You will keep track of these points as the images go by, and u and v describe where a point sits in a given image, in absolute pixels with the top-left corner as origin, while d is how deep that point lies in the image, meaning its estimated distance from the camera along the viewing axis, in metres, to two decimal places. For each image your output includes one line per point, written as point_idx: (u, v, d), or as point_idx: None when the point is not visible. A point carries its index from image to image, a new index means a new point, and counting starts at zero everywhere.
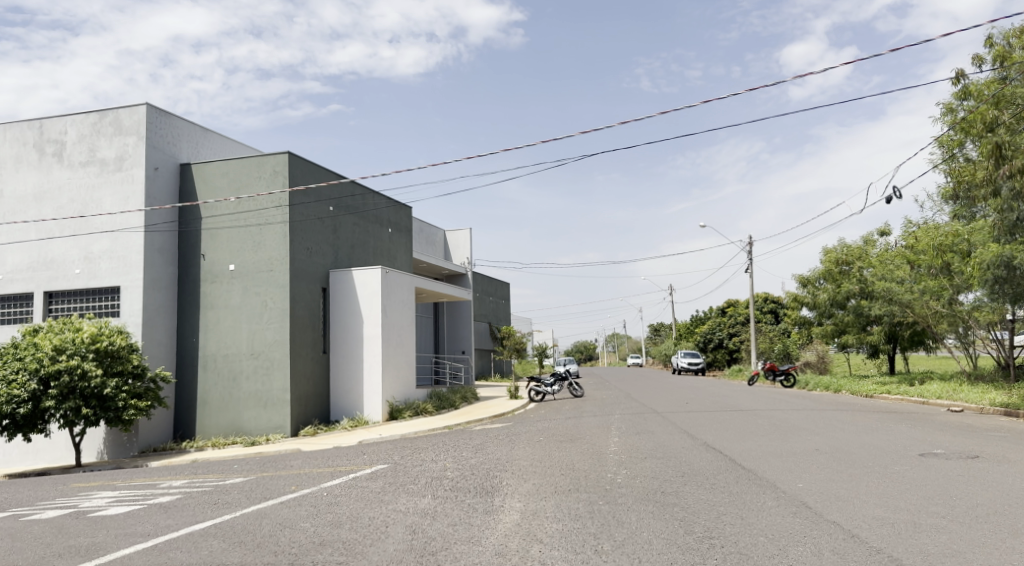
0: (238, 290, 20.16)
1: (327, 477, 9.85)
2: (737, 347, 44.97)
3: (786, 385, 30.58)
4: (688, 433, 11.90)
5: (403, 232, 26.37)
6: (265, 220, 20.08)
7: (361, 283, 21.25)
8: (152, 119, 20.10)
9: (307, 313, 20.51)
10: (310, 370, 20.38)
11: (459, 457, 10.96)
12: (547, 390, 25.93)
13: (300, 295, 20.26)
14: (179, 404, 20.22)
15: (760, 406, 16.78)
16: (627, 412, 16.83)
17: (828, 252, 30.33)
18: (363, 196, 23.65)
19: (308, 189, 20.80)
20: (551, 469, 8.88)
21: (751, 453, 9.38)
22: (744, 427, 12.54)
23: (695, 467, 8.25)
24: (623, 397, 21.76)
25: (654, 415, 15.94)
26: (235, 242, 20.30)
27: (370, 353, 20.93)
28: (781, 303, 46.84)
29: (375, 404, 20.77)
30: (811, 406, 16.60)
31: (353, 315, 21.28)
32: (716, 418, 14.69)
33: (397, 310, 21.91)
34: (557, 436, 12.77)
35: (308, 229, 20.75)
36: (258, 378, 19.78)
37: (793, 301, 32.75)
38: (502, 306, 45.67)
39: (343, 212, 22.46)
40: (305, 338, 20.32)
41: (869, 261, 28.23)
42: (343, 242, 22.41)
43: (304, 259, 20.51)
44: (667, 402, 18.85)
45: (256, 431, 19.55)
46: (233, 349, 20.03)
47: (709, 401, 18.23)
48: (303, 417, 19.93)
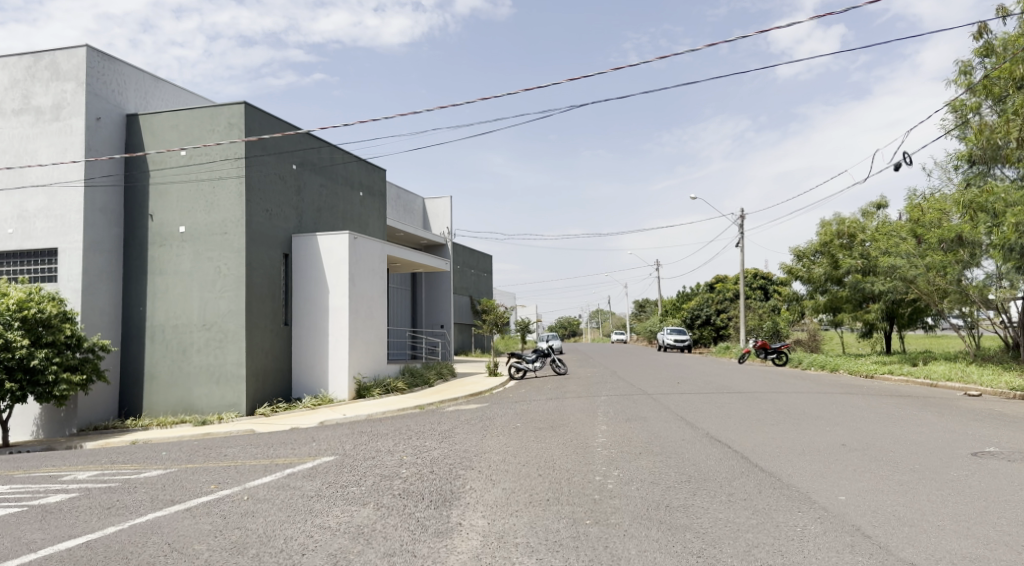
0: (189, 254, 18.39)
1: (258, 473, 8.22)
2: (725, 324, 43.61)
3: (778, 364, 29.22)
4: (686, 421, 10.36)
5: (376, 196, 24.60)
6: (219, 178, 18.24)
7: (327, 249, 19.50)
8: (93, 63, 18.10)
9: (266, 281, 18.76)
10: (269, 343, 18.69)
11: (420, 447, 9.36)
12: (529, 367, 24.39)
13: (258, 261, 18.50)
14: (124, 379, 18.50)
15: (761, 388, 15.33)
16: (614, 393, 15.32)
17: (825, 225, 28.88)
18: (331, 156, 21.83)
19: (268, 144, 18.96)
20: (526, 468, 7.31)
21: (766, 448, 7.86)
22: (749, 414, 11.03)
23: (703, 468, 6.72)
24: (610, 376, 20.24)
25: (644, 397, 14.41)
26: (186, 202, 18.48)
27: (336, 325, 19.25)
28: (770, 279, 45.55)
29: (341, 382, 19.12)
30: (816, 389, 15.14)
31: (317, 284, 19.54)
32: (715, 402, 13.19)
33: (366, 279, 20.21)
34: (535, 421, 11.21)
35: (267, 188, 18.94)
36: (210, 352, 18.07)
37: (786, 277, 31.35)
38: (484, 279, 44.03)
39: (307, 172, 20.64)
40: (263, 308, 18.61)
41: (870, 235, 26.82)
42: (308, 205, 20.63)
43: (263, 221, 18.74)
44: (657, 382, 17.35)
45: (208, 410, 17.90)
46: (184, 320, 18.30)
47: (704, 382, 16.74)
48: (261, 395, 18.27)
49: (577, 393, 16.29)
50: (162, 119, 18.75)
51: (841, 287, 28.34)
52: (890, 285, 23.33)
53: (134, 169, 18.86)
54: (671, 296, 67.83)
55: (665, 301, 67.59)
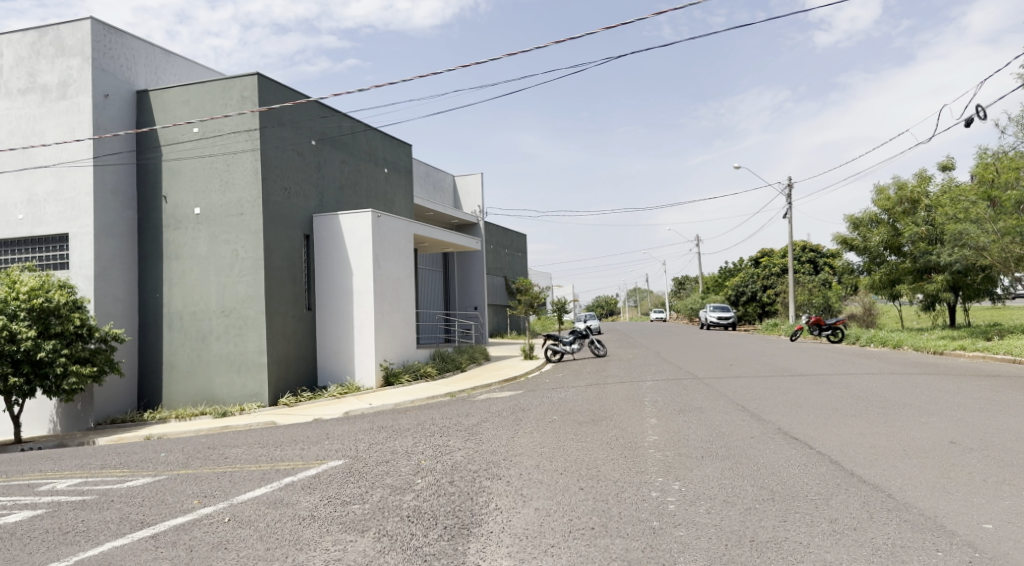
0: (205, 237, 17.39)
1: (253, 484, 7.08)
2: (772, 300, 41.69)
3: (832, 341, 27.45)
4: (748, 412, 8.97)
5: (402, 172, 23.40)
6: (233, 155, 17.18)
7: (350, 228, 18.35)
8: (99, 36, 17.10)
9: (286, 264, 17.69)
10: (291, 329, 17.65)
11: (443, 446, 8.13)
12: (567, 349, 23.07)
13: (276, 243, 17.42)
14: (143, 369, 17.65)
15: (825, 369, 13.82)
16: (661, 378, 13.94)
17: (882, 190, 27.08)
18: (353, 130, 20.66)
19: (283, 118, 17.83)
20: (564, 477, 6.02)
21: (857, 449, 6.47)
22: (820, 402, 9.61)
23: (788, 482, 5.39)
24: (655, 358, 18.86)
25: (695, 382, 13.02)
26: (200, 181, 17.46)
27: (361, 309, 18.13)
28: (820, 251, 43.57)
29: (368, 369, 18.02)
30: (888, 370, 13.61)
31: (340, 266, 18.42)
32: (778, 386, 11.75)
33: (392, 260, 19.03)
34: (574, 414, 9.90)
35: (285, 164, 17.84)
36: (229, 340, 17.08)
37: (842, 248, 29.52)
38: (519, 259, 42.73)
39: (327, 147, 19.50)
40: (284, 292, 17.55)
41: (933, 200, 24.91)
42: (329, 182, 19.49)
43: (282, 200, 17.65)
44: (706, 364, 15.94)
45: (228, 400, 16.94)
46: (202, 306, 17.34)
47: (759, 363, 15.28)
48: (284, 383, 17.25)
49: (621, 377, 14.97)
50: (174, 94, 17.71)
51: (902, 258, 26.60)
52: (959, 253, 21.45)
53: (146, 147, 17.89)
54: (712, 273, 65.87)
55: (705, 279, 65.71)
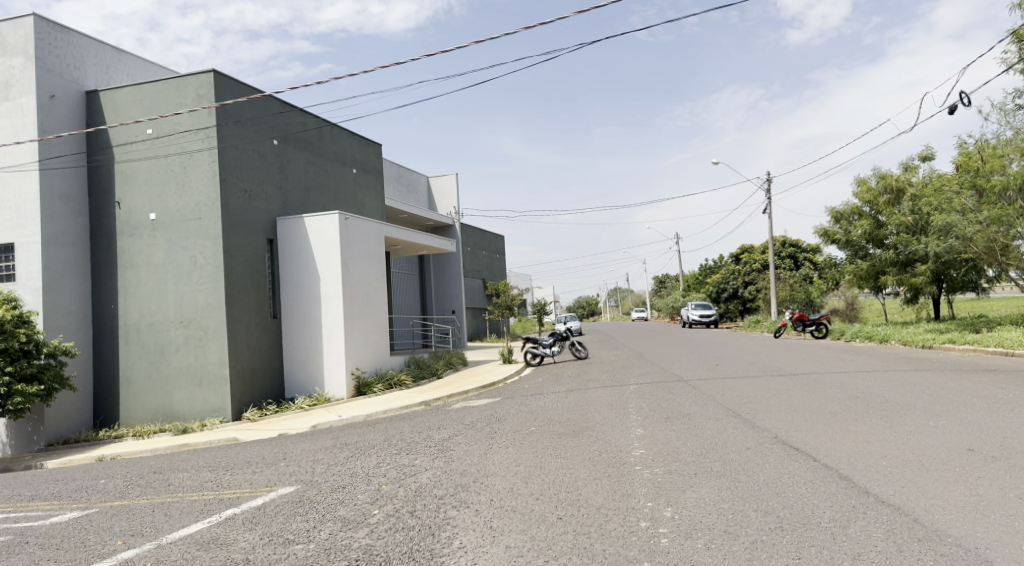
0: (162, 244, 16.46)
1: (191, 518, 6.27)
2: (753, 296, 41.30)
3: (817, 337, 26.95)
4: (741, 418, 8.28)
5: (372, 172, 22.56)
6: (189, 157, 16.29)
7: (316, 231, 17.50)
8: (42, 33, 16.12)
9: (248, 270, 16.81)
10: (255, 339, 16.76)
11: (408, 467, 7.34)
12: (547, 352, 22.34)
13: (238, 248, 16.54)
14: (98, 385, 16.69)
15: (816, 367, 13.21)
16: (645, 381, 13.27)
17: (864, 182, 26.87)
18: (318, 130, 19.83)
19: (242, 117, 16.97)
20: (540, 505, 5.27)
21: (869, 462, 5.78)
22: (817, 405, 8.93)
23: (795, 510, 4.67)
24: (638, 359, 18.23)
25: (682, 385, 12.32)
26: (155, 185, 16.54)
27: (330, 315, 17.29)
28: (800, 246, 43.29)
29: (338, 379, 17.16)
30: (882, 367, 13.00)
31: (306, 272, 17.56)
32: (770, 387, 11.08)
33: (361, 263, 18.21)
34: (554, 424, 9.14)
35: (245, 166, 16.96)
36: (189, 352, 16.18)
37: (823, 241, 29.10)
38: (497, 261, 41.97)
39: (291, 147, 18.65)
40: (247, 300, 16.67)
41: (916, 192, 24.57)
42: (293, 183, 18.63)
43: (243, 203, 16.77)
44: (691, 365, 15.28)
45: (189, 416, 16.03)
46: (160, 317, 16.41)
47: (746, 363, 14.66)
48: (248, 396, 16.36)
49: (603, 381, 14.26)
50: (125, 93, 16.78)
51: (884, 249, 26.50)
52: (945, 244, 21.04)
53: (97, 151, 16.94)
54: (693, 270, 65.57)
55: (686, 276, 65.41)
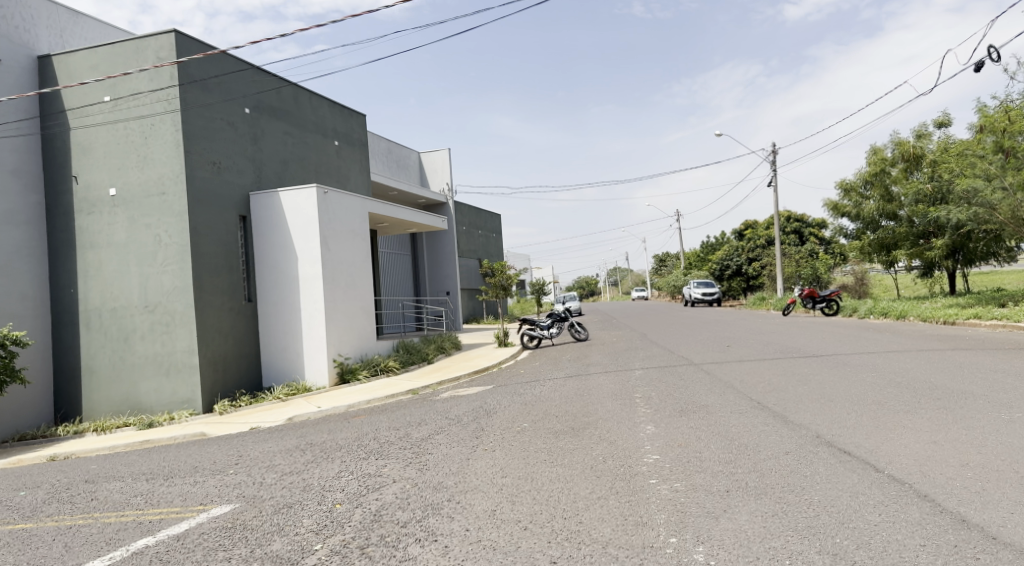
0: (123, 222, 15.14)
1: (95, 550, 5.01)
2: (758, 273, 40.07)
3: (828, 314, 25.70)
4: (770, 411, 7.02)
5: (356, 145, 21.17)
6: (151, 127, 14.94)
7: (292, 207, 16.17)
8: None
9: (219, 250, 15.49)
10: (227, 324, 15.49)
11: (372, 478, 6.06)
12: (545, 335, 21.09)
13: (207, 226, 15.22)
14: (59, 375, 15.45)
15: (841, 348, 11.98)
16: (651, 366, 12.03)
17: (876, 151, 25.69)
18: (296, 98, 18.44)
19: (209, 82, 15.60)
20: (529, 541, 4.05)
21: (951, 474, 4.52)
22: (857, 393, 7.67)
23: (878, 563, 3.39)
24: (642, 341, 16.99)
25: (693, 371, 11.06)
26: (115, 158, 15.20)
27: (309, 298, 16.01)
28: (805, 221, 42.06)
29: (319, 367, 15.90)
30: (913, 345, 11.78)
31: (283, 251, 16.23)
32: (794, 371, 9.82)
33: (343, 241, 16.89)
34: (550, 419, 7.87)
35: (213, 136, 15.60)
36: (155, 338, 14.90)
37: (832, 215, 27.79)
38: (493, 241, 40.63)
39: (265, 116, 17.27)
40: (218, 283, 15.38)
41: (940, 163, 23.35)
42: (268, 155, 17.27)
43: (211, 177, 15.42)
44: (701, 347, 14.02)
45: (157, 408, 14.78)
46: (123, 302, 15.13)
47: (761, 344, 13.43)
48: (220, 386, 15.11)
49: (604, 366, 13.00)
50: (80, 58, 15.39)
51: (896, 222, 25.30)
52: (967, 213, 19.80)
53: (52, 121, 15.58)
54: (694, 248, 64.34)
55: (687, 255, 64.10)
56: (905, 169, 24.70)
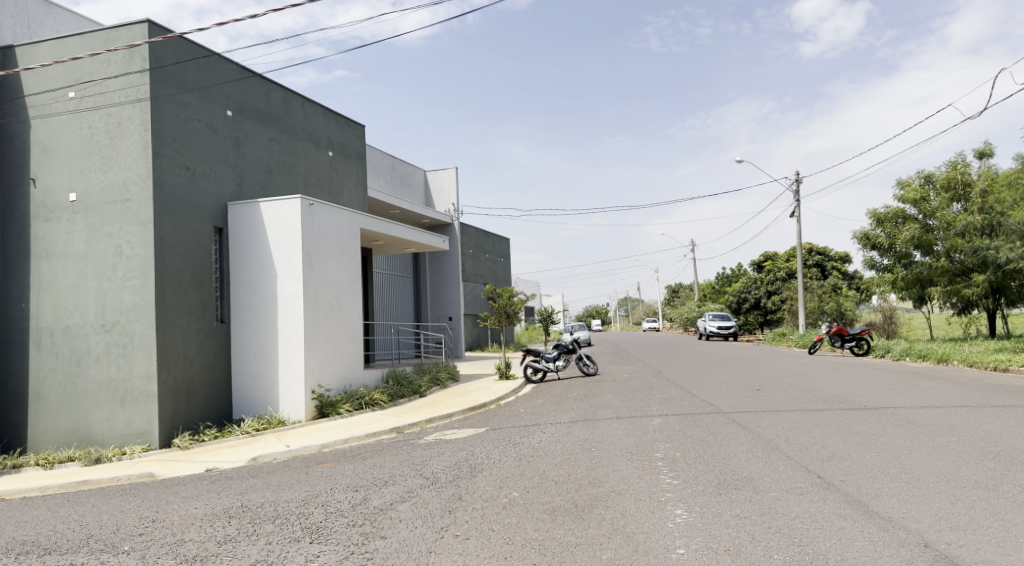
0: (82, 230, 13.59)
1: None
2: (777, 308, 38.31)
3: (857, 354, 23.73)
4: (842, 493, 5.28)
5: (353, 157, 19.60)
6: (117, 125, 13.43)
7: (274, 219, 14.58)
8: None
9: (188, 265, 13.88)
10: (194, 347, 13.84)
11: None
12: (549, 368, 19.32)
13: (175, 238, 13.63)
14: (5, 399, 13.81)
15: (895, 398, 10.20)
16: (671, 412, 10.27)
17: (910, 182, 24.37)
18: (286, 103, 16.92)
19: (186, 79, 14.09)
20: None
21: None
22: (945, 468, 5.92)
23: None
24: (659, 379, 15.24)
25: (722, 422, 9.27)
26: (77, 159, 13.68)
27: (287, 320, 14.35)
28: (827, 254, 40.29)
29: (295, 399, 14.20)
30: (982, 398, 10.00)
31: (261, 268, 14.61)
32: (849, 429, 8.04)
33: (329, 260, 15.26)
34: (548, 488, 6.14)
35: (188, 138, 14.06)
36: (110, 361, 13.26)
37: (861, 247, 25.89)
38: (501, 266, 38.96)
39: (249, 119, 15.73)
40: (186, 301, 13.75)
41: (991, 196, 22.02)
42: (251, 163, 15.70)
43: (183, 183, 13.87)
44: (727, 390, 12.25)
45: (109, 440, 13.11)
46: (78, 320, 13.51)
47: (798, 390, 11.67)
48: (181, 417, 13.43)
49: (616, 409, 11.21)
50: (45, 49, 13.96)
51: (932, 258, 23.63)
52: None
53: (12, 118, 14.12)
54: (708, 279, 62.50)
55: (702, 286, 62.32)
56: (949, 197, 23.36)
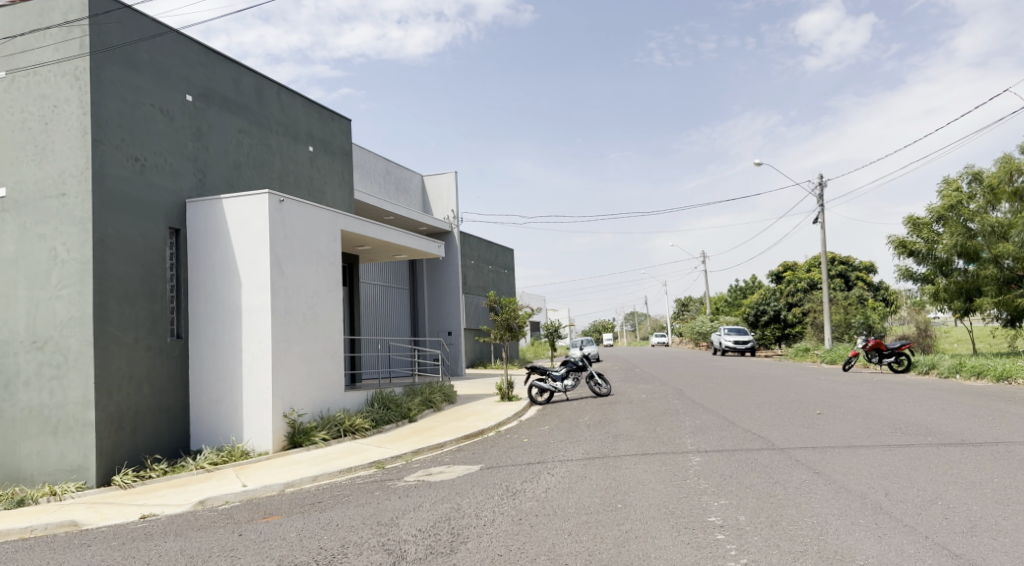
0: (13, 231, 11.64)
1: None
2: (798, 321, 36.25)
3: (897, 371, 21.61)
4: None
5: (339, 154, 17.63)
6: (53, 108, 11.48)
7: (238, 218, 12.63)
8: None
9: (136, 271, 11.88)
10: (143, 368, 11.83)
11: None
12: (558, 388, 17.27)
13: (121, 239, 11.65)
14: None
15: (994, 429, 8.15)
16: (714, 448, 8.23)
17: (947, 185, 22.42)
18: (259, 91, 14.98)
19: (136, 57, 12.16)
20: None
21: None
22: None
23: None
24: (687, 402, 13.17)
25: (784, 463, 7.22)
26: (8, 149, 11.76)
27: (253, 336, 12.36)
28: (850, 264, 38.25)
29: (261, 427, 12.18)
30: None
31: (224, 276, 12.63)
32: (964, 478, 6.02)
33: (303, 266, 13.28)
34: None
35: (138, 126, 12.12)
36: (42, 385, 11.24)
37: (895, 254, 23.82)
38: (505, 277, 36.96)
39: (214, 107, 13.78)
40: (134, 313, 11.76)
41: None
42: (216, 156, 13.75)
43: (131, 177, 11.92)
44: (775, 418, 10.18)
45: (39, 477, 11.11)
46: (6, 336, 11.53)
47: (863, 419, 9.59)
48: (125, 450, 11.41)
49: (641, 443, 9.16)
50: None
51: (977, 265, 21.62)
52: None
53: None
54: (721, 293, 60.39)
55: (715, 300, 60.23)
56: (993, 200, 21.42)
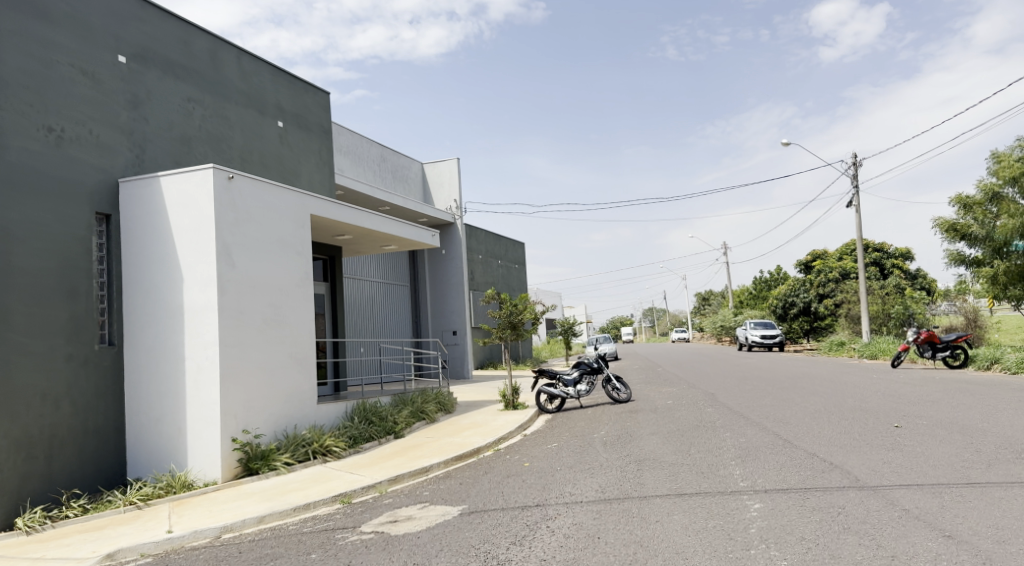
0: None
1: None
2: (831, 313, 33.79)
3: (953, 367, 19.18)
4: None
5: (316, 132, 15.50)
6: None
7: (179, 200, 10.52)
8: None
9: (52, 265, 9.79)
10: (61, 381, 9.73)
11: None
12: (569, 393, 15.05)
13: (30, 226, 9.56)
14: None
15: None
16: (777, 487, 5.97)
17: (1003, 156, 19.92)
18: (213, 54, 12.86)
19: (48, 6, 10.08)
20: None
21: None
22: None
23: None
24: (723, 412, 10.91)
25: (888, 514, 4.98)
26: None
27: (197, 341, 10.25)
28: (885, 252, 35.74)
29: (208, 452, 10.07)
30: None
31: (162, 270, 10.53)
32: None
33: (260, 255, 11.16)
34: None
35: (52, 89, 10.03)
36: None
37: (945, 238, 21.32)
38: (516, 272, 34.79)
39: (154, 71, 11.68)
40: (49, 316, 9.67)
41: None
42: (158, 129, 11.65)
43: (43, 152, 9.84)
44: (844, 436, 7.89)
45: None
46: None
47: (963, 437, 7.31)
48: (37, 483, 9.33)
49: (674, 474, 6.94)
50: None
51: None
52: None
53: None
54: (745, 285, 57.87)
55: (738, 292, 57.78)
56: None
